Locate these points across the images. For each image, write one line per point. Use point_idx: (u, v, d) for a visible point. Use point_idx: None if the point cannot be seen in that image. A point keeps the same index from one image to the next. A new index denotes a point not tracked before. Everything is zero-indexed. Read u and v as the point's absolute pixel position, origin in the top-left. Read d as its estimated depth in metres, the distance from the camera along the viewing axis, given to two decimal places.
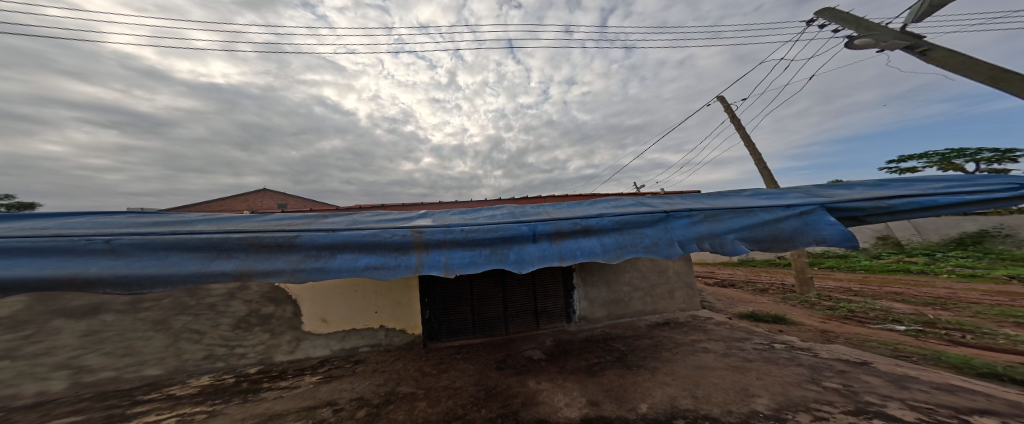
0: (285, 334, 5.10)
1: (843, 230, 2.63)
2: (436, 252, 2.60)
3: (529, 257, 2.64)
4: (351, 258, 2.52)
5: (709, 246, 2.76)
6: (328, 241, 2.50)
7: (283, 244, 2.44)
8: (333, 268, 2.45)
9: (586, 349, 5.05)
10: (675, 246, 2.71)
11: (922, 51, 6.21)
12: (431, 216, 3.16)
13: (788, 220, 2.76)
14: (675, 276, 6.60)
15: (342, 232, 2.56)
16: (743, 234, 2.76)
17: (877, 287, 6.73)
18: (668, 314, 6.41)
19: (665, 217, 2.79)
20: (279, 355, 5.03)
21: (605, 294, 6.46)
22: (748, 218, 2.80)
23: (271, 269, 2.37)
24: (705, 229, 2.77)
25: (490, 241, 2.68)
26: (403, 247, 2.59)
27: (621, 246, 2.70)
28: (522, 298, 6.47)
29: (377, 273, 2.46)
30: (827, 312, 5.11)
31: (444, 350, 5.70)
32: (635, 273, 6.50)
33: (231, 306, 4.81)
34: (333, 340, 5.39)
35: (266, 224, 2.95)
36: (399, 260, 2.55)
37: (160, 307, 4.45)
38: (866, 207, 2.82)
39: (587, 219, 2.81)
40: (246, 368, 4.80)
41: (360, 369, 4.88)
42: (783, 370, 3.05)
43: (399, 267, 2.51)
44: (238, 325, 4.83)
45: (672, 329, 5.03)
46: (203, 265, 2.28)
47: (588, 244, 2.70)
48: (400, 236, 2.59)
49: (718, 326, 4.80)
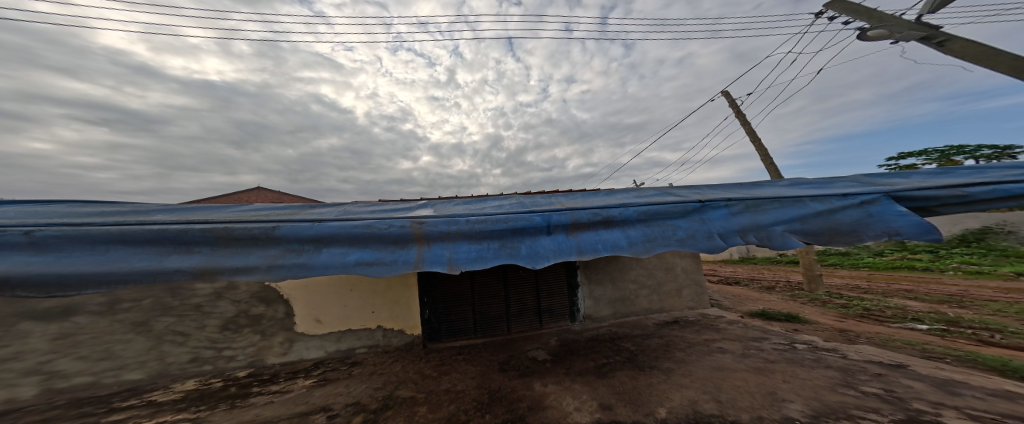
0: (278, 335, 4.88)
1: (916, 221, 2.39)
2: (438, 245, 2.37)
3: (543, 250, 2.41)
4: (338, 253, 2.28)
5: (754, 239, 2.55)
6: (312, 233, 2.26)
7: (258, 237, 2.20)
8: (318, 265, 2.20)
9: (593, 349, 4.87)
10: (712, 239, 2.51)
11: (938, 42, 6.05)
12: (432, 206, 2.93)
13: (846, 211, 2.57)
14: (684, 274, 6.40)
15: (327, 223, 2.31)
16: (793, 226, 2.54)
17: (884, 284, 6.61)
18: (676, 313, 6.19)
19: (700, 207, 2.59)
20: (271, 357, 4.80)
21: (611, 293, 6.26)
22: (798, 209, 2.61)
23: (242, 265, 2.10)
24: (748, 220, 2.57)
25: (500, 234, 2.46)
26: (401, 240, 2.36)
27: (650, 239, 2.49)
28: (525, 297, 6.26)
29: (370, 270, 2.21)
30: (841, 310, 4.95)
31: (444, 351, 5.58)
32: (642, 271, 6.29)
33: (218, 307, 4.52)
34: (328, 341, 5.22)
35: (241, 215, 2.67)
36: (396, 255, 2.31)
37: (139, 308, 4.08)
38: (940, 196, 2.62)
39: (607, 209, 2.63)
40: (235, 371, 4.53)
41: (357, 372, 4.79)
42: (811, 373, 2.86)
43: (396, 263, 2.26)
44: (226, 326, 4.54)
45: (684, 328, 4.82)
46: (156, 262, 2.02)
47: (609, 236, 2.50)
48: (398, 228, 2.36)
49: (734, 324, 4.58)
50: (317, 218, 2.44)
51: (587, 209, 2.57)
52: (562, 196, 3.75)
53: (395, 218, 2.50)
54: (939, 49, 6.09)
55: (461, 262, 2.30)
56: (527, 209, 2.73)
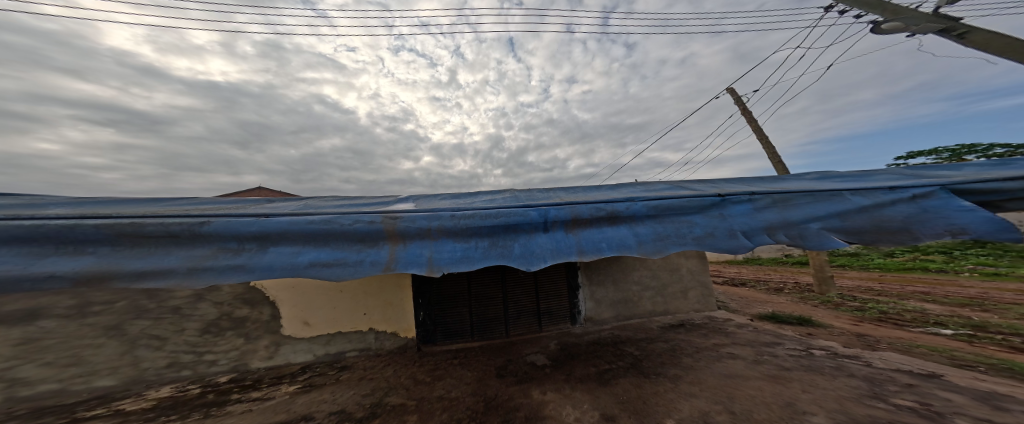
0: (263, 338, 4.68)
1: (984, 216, 2.16)
2: (418, 243, 2.15)
3: (539, 250, 2.16)
4: (288, 252, 2.06)
5: (784, 238, 2.30)
6: (254, 230, 2.05)
7: (180, 235, 1.96)
8: (259, 267, 1.97)
9: (595, 354, 4.63)
10: (735, 237, 2.27)
11: (959, 34, 5.83)
12: (414, 200, 2.71)
13: (895, 206, 2.39)
14: (689, 276, 6.14)
15: (274, 218, 2.11)
16: (833, 222, 2.33)
17: (898, 286, 6.32)
18: (682, 316, 5.91)
19: (720, 202, 2.37)
20: (256, 361, 4.60)
21: (613, 294, 6.01)
22: (839, 204, 2.43)
23: (155, 268, 1.85)
24: (777, 216, 2.35)
25: (490, 231, 2.23)
26: (369, 238, 2.14)
27: (662, 237, 2.25)
28: (524, 299, 6.01)
29: (328, 271, 2.00)
30: (855, 313, 4.68)
31: (439, 355, 5.38)
32: (646, 272, 6.04)
33: (198, 309, 4.32)
34: (317, 344, 5.03)
35: (175, 210, 2.42)
36: (366, 254, 2.09)
37: (112, 311, 3.87)
38: (1013, 188, 2.37)
39: (612, 203, 2.39)
40: (216, 376, 4.33)
41: (345, 377, 4.57)
42: (833, 382, 2.59)
43: (365, 263, 2.04)
44: (206, 330, 4.35)
45: (690, 332, 4.56)
46: (27, 266, 1.66)
47: (614, 234, 2.26)
48: (364, 224, 2.15)
49: (746, 328, 4.30)
50: (260, 214, 2.22)
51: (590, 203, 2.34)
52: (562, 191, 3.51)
53: (356, 212, 2.30)
54: (960, 41, 5.87)
55: (444, 263, 2.07)
56: (521, 203, 2.50)
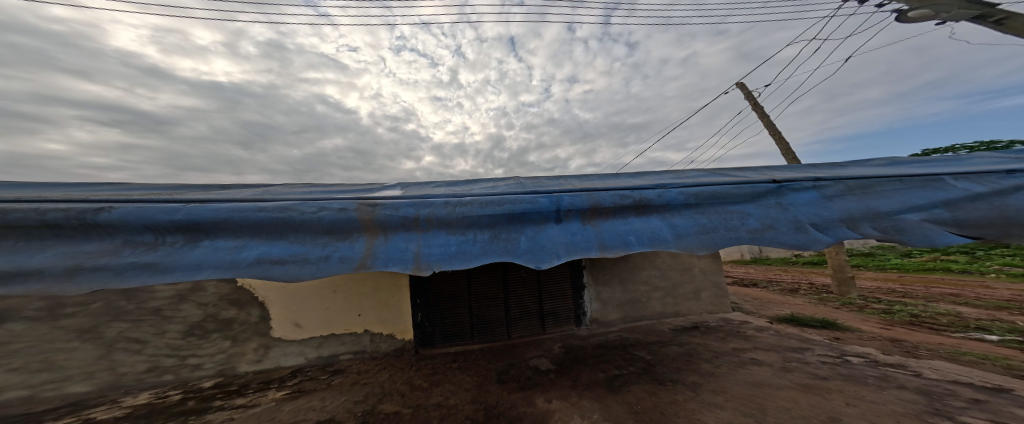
0: (251, 340, 4.44)
1: None
2: (407, 235, 1.98)
3: (549, 243, 1.91)
4: (228, 247, 1.83)
5: (874, 229, 2.05)
6: (183, 221, 1.82)
7: (71, 226, 1.66)
8: (181, 266, 1.70)
9: (603, 358, 4.34)
10: (804, 230, 2.06)
11: (998, 20, 5.50)
12: (403, 186, 2.47)
13: (1017, 195, 2.17)
14: (700, 276, 5.84)
15: (206, 207, 1.90)
16: (938, 213, 2.09)
17: (922, 287, 5.99)
18: (694, 318, 5.60)
19: (775, 190, 2.28)
20: (243, 365, 4.36)
21: (620, 295, 5.72)
22: (940, 193, 2.25)
23: (23, 266, 1.48)
24: (860, 206, 2.20)
25: (492, 221, 2.03)
26: (336, 232, 1.96)
27: (710, 230, 2.06)
28: (527, 299, 5.73)
29: (280, 269, 1.77)
30: (883, 316, 4.37)
31: (437, 358, 5.11)
32: (655, 272, 5.75)
33: (182, 311, 4.09)
34: (309, 346, 4.78)
35: (92, 195, 2.12)
36: (336, 250, 1.89)
37: (87, 313, 3.65)
38: None
39: (637, 192, 2.23)
40: (201, 381, 4.08)
41: (337, 382, 4.31)
42: (881, 395, 2.29)
43: (332, 259, 1.83)
44: (190, 332, 4.11)
45: (705, 335, 4.27)
46: None
47: (643, 226, 2.05)
48: (331, 213, 1.97)
49: (768, 332, 3.98)
50: (187, 202, 1.98)
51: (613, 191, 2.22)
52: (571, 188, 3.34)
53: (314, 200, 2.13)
54: (998, 28, 5.55)
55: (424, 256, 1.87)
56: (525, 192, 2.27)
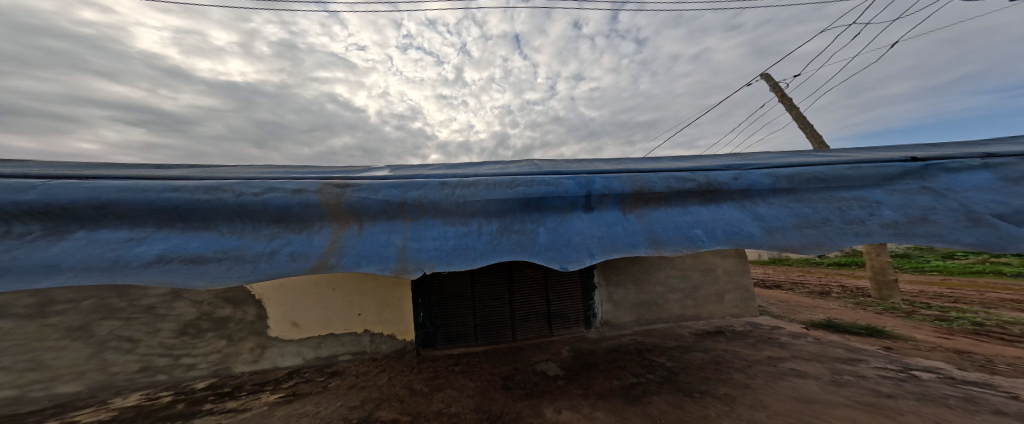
0: (247, 340, 4.27)
1: None
2: (396, 224, 1.88)
3: (575, 239, 1.85)
4: (125, 239, 1.56)
5: None
6: (54, 205, 1.50)
7: None
8: (19, 268, 1.31)
9: (617, 364, 3.99)
10: (986, 218, 1.74)
11: None
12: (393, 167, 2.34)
13: None
14: (722, 277, 5.40)
15: (84, 186, 1.62)
16: None
17: (975, 292, 5.40)
18: (716, 322, 5.17)
19: (921, 172, 2.08)
20: (239, 365, 4.19)
21: (634, 296, 5.34)
22: None
23: None
24: None
25: (493, 212, 1.96)
26: (285, 222, 1.80)
27: (815, 221, 1.94)
28: (533, 300, 5.41)
29: (195, 271, 1.51)
30: (938, 324, 3.88)
31: (439, 361, 4.88)
32: (673, 272, 5.34)
33: (175, 309, 3.92)
34: (307, 347, 4.60)
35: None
36: (283, 246, 1.69)
37: (77, 311, 3.50)
38: None
39: (710, 179, 2.25)
40: (195, 382, 3.93)
41: (334, 385, 4.10)
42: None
43: (279, 258, 1.63)
44: (184, 331, 3.94)
45: (733, 342, 3.86)
46: None
47: (715, 216, 2.05)
48: (279, 197, 1.81)
49: (809, 340, 3.54)
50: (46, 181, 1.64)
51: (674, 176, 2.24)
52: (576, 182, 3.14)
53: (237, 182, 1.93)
54: None
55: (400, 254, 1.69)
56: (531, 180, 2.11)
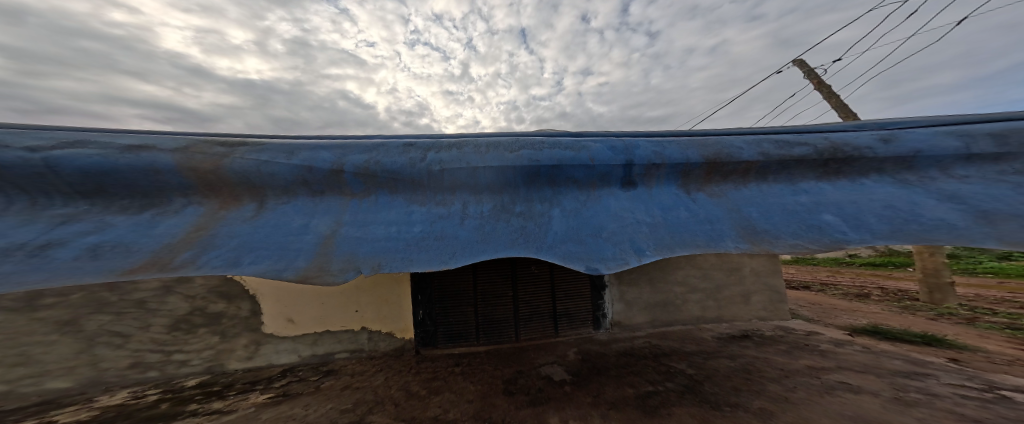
0: (241, 336, 4.11)
1: None
2: (333, 203, 1.88)
3: (608, 231, 1.76)
4: None
5: None
6: None
7: None
8: None
9: (629, 370, 3.64)
10: None
11: None
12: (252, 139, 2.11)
13: None
14: (749, 276, 4.91)
15: None
16: None
17: None
18: (741, 326, 4.70)
19: None
20: (233, 362, 4.05)
21: (649, 296, 4.94)
22: None
23: None
24: None
25: (407, 187, 1.97)
26: (125, 198, 1.68)
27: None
28: (539, 298, 5.09)
29: None
30: (1009, 333, 3.36)
31: (439, 361, 4.63)
32: (693, 270, 4.90)
33: (167, 304, 3.79)
34: (302, 344, 4.42)
35: None
36: (123, 228, 1.55)
37: (67, 305, 3.40)
38: None
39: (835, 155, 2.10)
40: (187, 379, 3.80)
41: (327, 385, 3.90)
42: None
43: (108, 242, 1.46)
44: (175, 327, 3.80)
45: (764, 347, 3.43)
46: None
47: (854, 199, 1.89)
48: (123, 166, 1.68)
49: (857, 348, 3.07)
50: None
51: (773, 148, 2.17)
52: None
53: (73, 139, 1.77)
54: None
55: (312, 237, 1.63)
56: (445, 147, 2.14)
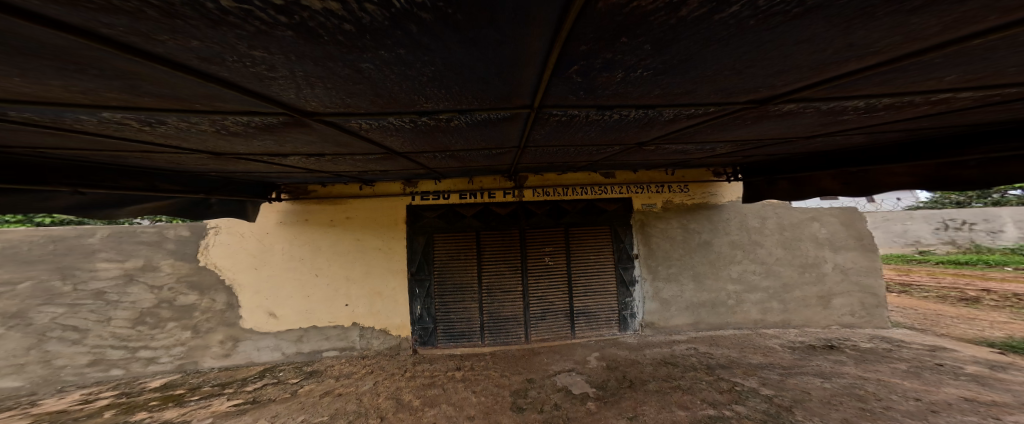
0: (216, 332, 3.62)
1: None
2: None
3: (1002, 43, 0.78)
4: None
5: None
6: None
7: None
8: None
9: (685, 384, 3.12)
10: None
11: None
12: None
13: None
14: (829, 273, 4.04)
15: None
16: None
17: None
18: (818, 334, 3.87)
19: None
20: (208, 359, 3.58)
21: (691, 294, 4.13)
22: None
23: None
24: None
25: None
26: None
27: None
28: (556, 293, 4.30)
29: None
30: None
31: (439, 363, 4.01)
32: (753, 267, 4.08)
33: (129, 295, 3.32)
34: (286, 341, 3.84)
35: None
36: None
37: (16, 296, 3.07)
38: None
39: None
40: (153, 378, 3.37)
41: (306, 390, 3.34)
42: None
43: None
44: (140, 321, 3.36)
45: (880, 375, 2.91)
46: None
47: None
48: None
49: (1013, 400, 2.47)
50: None
51: None
52: (612, 124, 1.99)
53: None
54: None
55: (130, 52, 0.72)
56: None
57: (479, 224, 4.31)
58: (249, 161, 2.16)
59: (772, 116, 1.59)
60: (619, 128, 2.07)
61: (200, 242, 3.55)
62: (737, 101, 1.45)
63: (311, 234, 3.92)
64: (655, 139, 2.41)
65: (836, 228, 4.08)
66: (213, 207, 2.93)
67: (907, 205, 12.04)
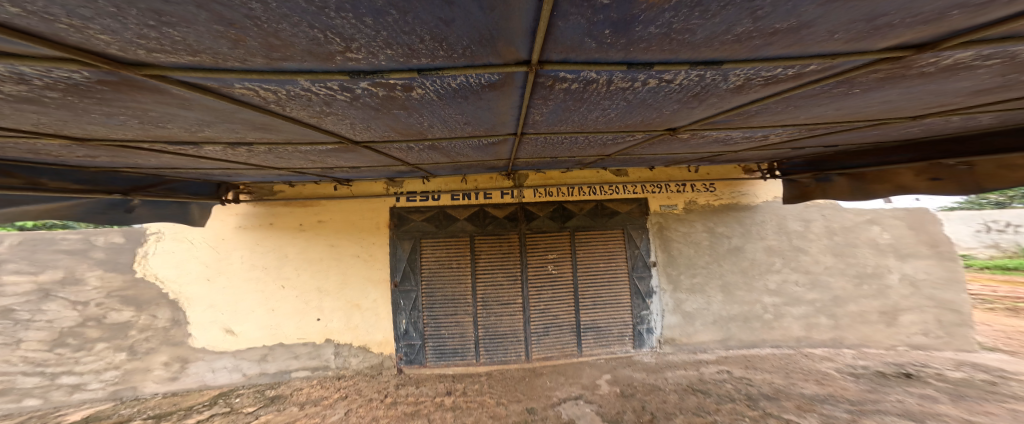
0: (160, 353, 3.12)
1: None
2: None
3: None
4: None
5: None
6: None
7: None
8: None
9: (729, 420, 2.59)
10: None
11: None
12: None
13: None
14: (894, 286, 3.44)
15: None
16: None
17: None
18: (881, 357, 3.30)
19: None
20: (151, 383, 3.10)
21: (720, 307, 3.55)
22: None
23: None
24: None
25: None
26: None
27: None
28: (561, 305, 3.73)
29: None
30: None
31: (428, 386, 3.45)
32: (794, 277, 3.50)
33: (45, 313, 2.89)
34: (247, 360, 3.33)
35: None
36: None
37: None
38: None
39: None
40: (79, 409, 2.90)
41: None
42: None
43: None
44: (60, 343, 2.91)
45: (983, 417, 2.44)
46: None
47: None
48: None
49: None
50: None
51: None
52: (645, 98, 1.41)
53: None
54: None
55: None
56: None
57: (472, 228, 3.74)
58: (158, 153, 1.63)
59: (914, 75, 1.01)
60: (655, 103, 1.48)
61: (137, 251, 3.07)
62: (880, 44, 0.86)
63: (277, 239, 3.39)
64: (694, 123, 1.82)
65: (900, 232, 3.49)
66: (137, 210, 2.40)
67: (940, 206, 11.31)
